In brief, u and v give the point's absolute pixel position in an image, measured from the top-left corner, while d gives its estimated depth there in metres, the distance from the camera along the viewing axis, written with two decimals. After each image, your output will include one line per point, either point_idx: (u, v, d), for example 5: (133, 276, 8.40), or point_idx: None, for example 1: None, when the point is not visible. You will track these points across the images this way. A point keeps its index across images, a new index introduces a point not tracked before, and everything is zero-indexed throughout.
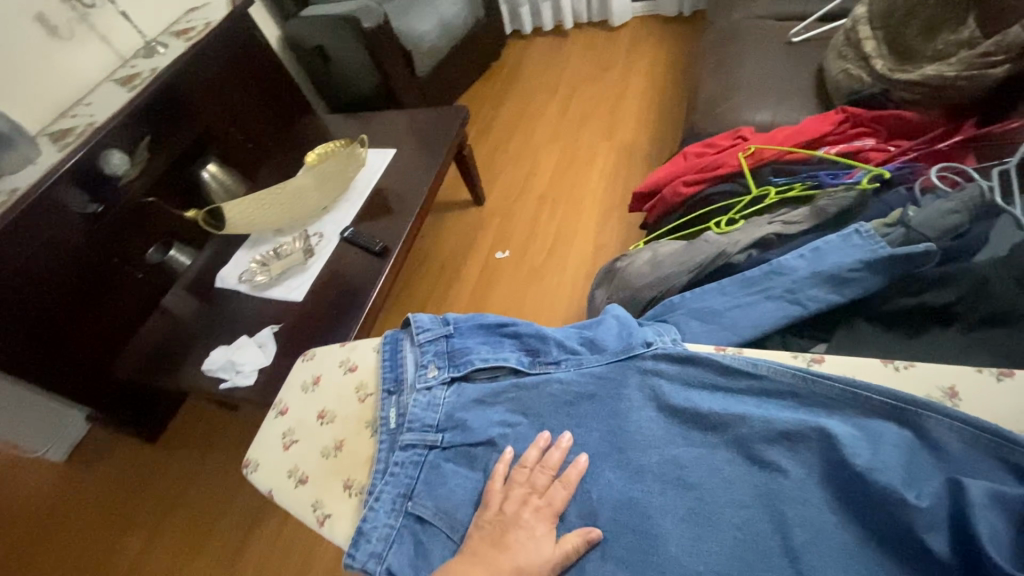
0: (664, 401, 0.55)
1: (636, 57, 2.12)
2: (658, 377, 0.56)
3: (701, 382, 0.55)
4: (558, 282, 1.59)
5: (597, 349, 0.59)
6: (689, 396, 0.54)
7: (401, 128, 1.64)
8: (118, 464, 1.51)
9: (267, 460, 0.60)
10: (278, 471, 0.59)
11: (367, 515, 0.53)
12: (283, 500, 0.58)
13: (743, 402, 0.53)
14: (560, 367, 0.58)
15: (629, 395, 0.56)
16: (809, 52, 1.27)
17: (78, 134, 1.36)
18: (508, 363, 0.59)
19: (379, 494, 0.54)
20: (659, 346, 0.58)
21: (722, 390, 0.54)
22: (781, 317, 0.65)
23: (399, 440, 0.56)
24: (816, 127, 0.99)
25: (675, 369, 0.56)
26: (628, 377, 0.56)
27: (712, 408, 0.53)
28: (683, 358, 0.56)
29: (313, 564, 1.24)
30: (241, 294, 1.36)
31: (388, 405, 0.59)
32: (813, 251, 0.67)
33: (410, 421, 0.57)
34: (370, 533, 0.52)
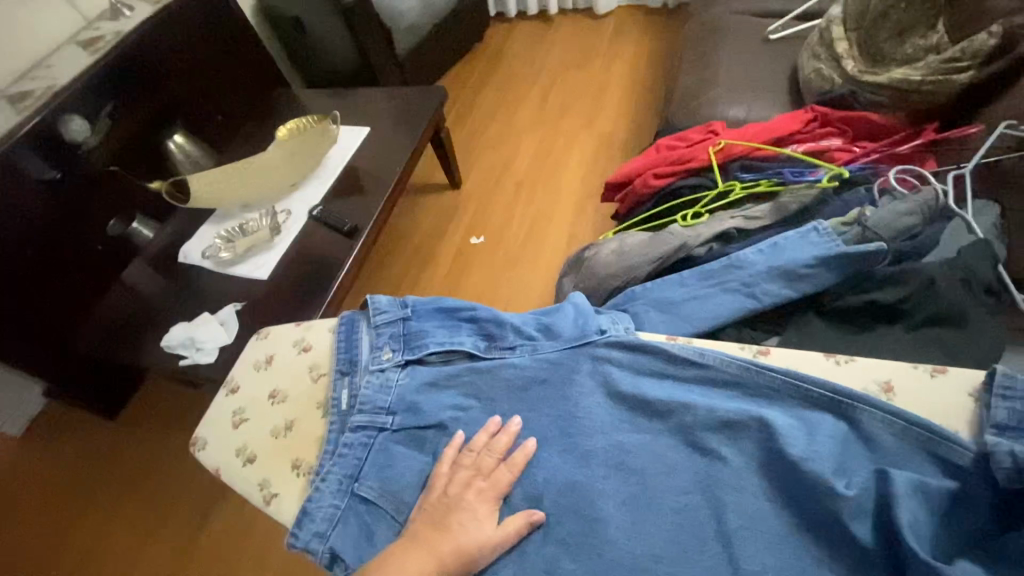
0: (613, 387, 0.56)
1: (619, 46, 2.11)
2: (609, 364, 0.57)
3: (650, 370, 0.56)
4: (531, 270, 1.59)
5: (553, 335, 0.59)
6: (638, 383, 0.56)
7: (376, 106, 1.60)
8: (77, 442, 1.48)
9: (213, 438, 0.58)
10: (224, 450, 0.57)
11: (312, 495, 0.52)
12: (230, 478, 0.56)
13: (689, 390, 0.55)
14: (516, 352, 0.58)
15: (579, 380, 0.56)
16: (786, 49, 1.28)
17: (38, 96, 1.31)
18: (464, 348, 0.59)
19: (325, 474, 0.53)
20: (612, 334, 0.58)
21: (670, 378, 0.56)
22: (737, 309, 0.66)
23: (349, 421, 0.55)
24: (785, 124, 1.00)
25: (626, 356, 0.57)
26: (580, 363, 0.57)
27: (659, 395, 0.54)
28: (634, 346, 0.57)
29: (275, 543, 1.23)
30: (204, 270, 1.32)
31: (341, 386, 0.58)
32: (771, 246, 0.69)
33: (361, 402, 0.56)
34: (313, 513, 0.51)
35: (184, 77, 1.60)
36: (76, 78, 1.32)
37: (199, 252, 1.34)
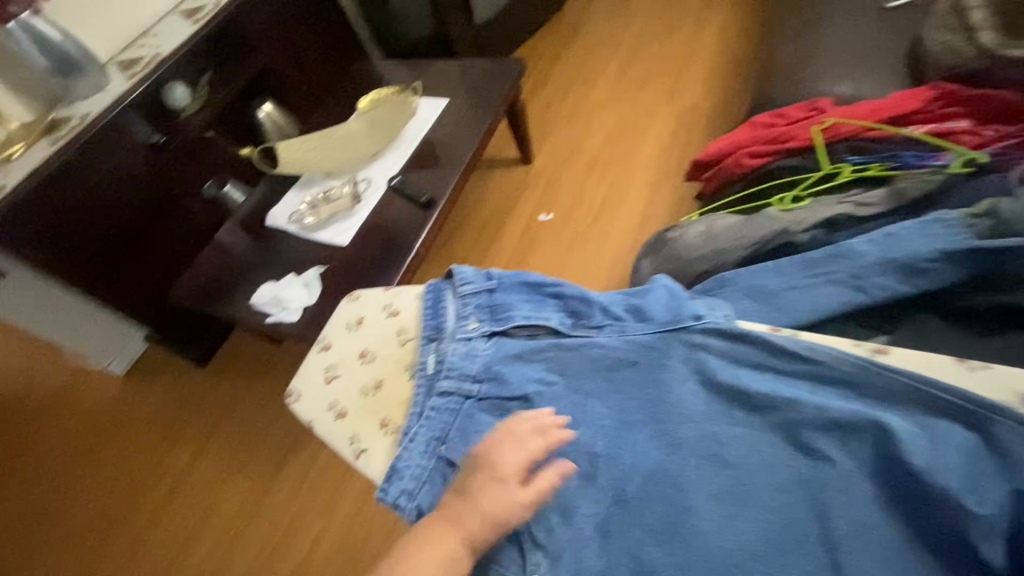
0: (711, 376, 0.55)
1: (707, 17, 1.99)
2: (708, 352, 0.56)
3: (752, 362, 0.55)
4: (600, 250, 1.56)
5: (643, 317, 0.58)
6: (738, 374, 0.55)
7: (453, 77, 1.60)
8: (170, 383, 1.62)
9: (305, 392, 0.61)
10: (317, 403, 0.61)
11: (401, 454, 0.55)
12: (323, 431, 0.60)
13: (794, 385, 0.54)
14: (603, 331, 0.58)
15: (674, 366, 0.56)
16: (907, 19, 1.15)
17: (144, 65, 1.44)
18: (549, 323, 0.59)
19: (414, 435, 0.56)
20: (711, 320, 0.57)
21: (773, 371, 0.55)
22: (840, 302, 0.61)
23: (436, 386, 0.57)
24: (904, 101, 0.90)
25: (725, 345, 0.56)
26: (676, 348, 0.56)
27: (761, 388, 0.54)
28: (733, 335, 0.56)
29: (344, 494, 1.32)
30: (289, 234, 1.39)
31: (427, 351, 0.59)
32: (885, 236, 0.63)
33: (448, 368, 0.57)
34: (403, 471, 0.55)
35: (275, 47, 1.67)
36: (178, 49, 1.46)
37: (286, 217, 1.42)
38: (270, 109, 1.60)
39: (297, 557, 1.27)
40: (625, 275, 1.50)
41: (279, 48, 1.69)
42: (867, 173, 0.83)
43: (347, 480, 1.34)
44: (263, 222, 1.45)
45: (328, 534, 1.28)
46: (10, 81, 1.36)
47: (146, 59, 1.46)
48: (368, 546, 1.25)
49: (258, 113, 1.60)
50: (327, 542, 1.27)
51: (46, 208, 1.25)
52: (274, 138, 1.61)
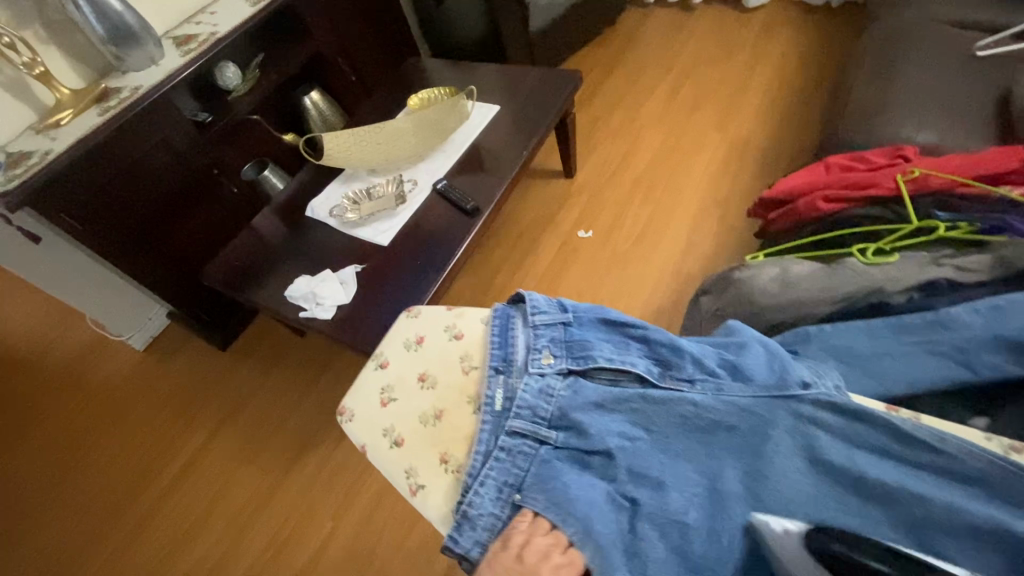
0: (823, 456, 0.49)
1: (767, 44, 1.93)
2: (820, 428, 0.50)
3: (871, 446, 0.50)
4: (640, 274, 1.52)
5: (743, 378, 0.54)
6: (855, 458, 0.49)
7: (506, 83, 1.56)
8: (189, 363, 1.60)
9: (364, 413, 0.62)
10: (375, 427, 0.61)
11: (473, 500, 0.52)
12: (376, 457, 0.60)
13: (920, 479, 0.48)
14: (695, 387, 0.53)
15: (780, 439, 0.50)
16: (996, 69, 1.09)
17: (199, 42, 1.42)
18: (634, 369, 0.56)
19: (483, 478, 0.53)
20: (822, 391, 0.52)
21: (897, 460, 0.49)
22: (940, 377, 0.57)
23: (506, 425, 0.54)
24: (1001, 157, 0.84)
25: (840, 422, 0.50)
26: (784, 417, 0.51)
27: (888, 480, 0.48)
28: (847, 411, 0.50)
29: (357, 499, 1.28)
30: (329, 228, 1.36)
31: (495, 383, 0.58)
32: (992, 307, 0.58)
33: (519, 406, 0.55)
34: (475, 519, 0.52)
35: (330, 34, 1.66)
36: (234, 29, 1.44)
37: (326, 210, 1.39)
38: (316, 98, 1.57)
39: (303, 560, 1.23)
40: (664, 302, 1.45)
41: (331, 36, 1.66)
42: (961, 232, 0.77)
43: (360, 485, 1.30)
44: (301, 213, 1.42)
45: (336, 539, 1.24)
46: (66, 46, 1.34)
47: (201, 36, 1.44)
48: (376, 558, 1.20)
49: (303, 100, 1.57)
50: (335, 547, 1.23)
51: (86, 176, 1.22)
52: (318, 128, 1.59)
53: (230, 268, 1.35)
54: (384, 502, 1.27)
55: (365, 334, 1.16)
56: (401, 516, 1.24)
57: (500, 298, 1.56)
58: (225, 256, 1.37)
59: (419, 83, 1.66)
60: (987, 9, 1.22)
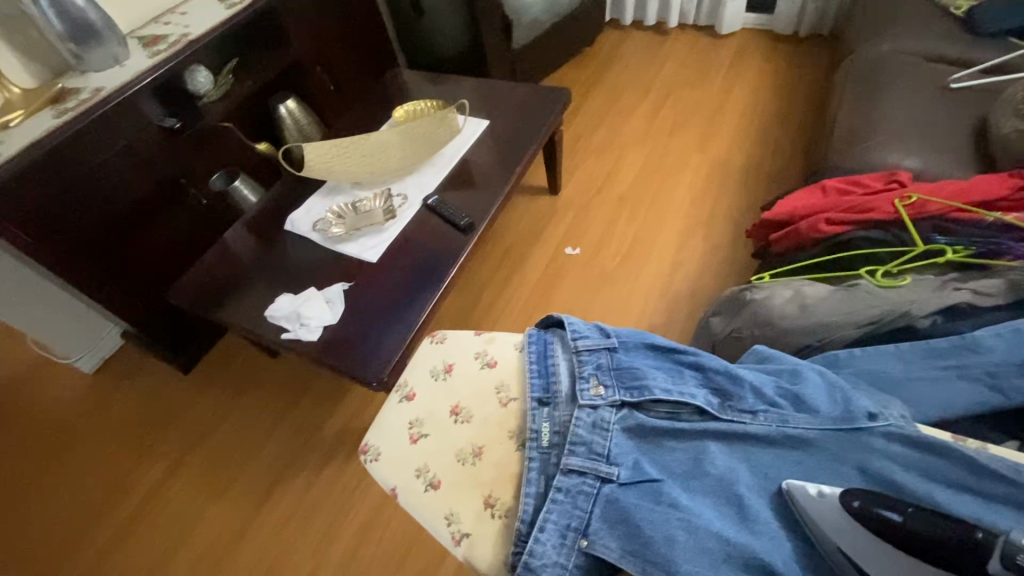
0: (903, 492, 0.52)
1: (741, 70, 2.00)
2: (893, 462, 0.54)
3: (947, 478, 0.52)
4: (630, 291, 1.51)
5: (807, 408, 0.58)
6: (929, 489, 0.52)
7: (496, 98, 1.53)
8: (149, 387, 1.47)
9: (396, 454, 0.72)
10: (409, 468, 0.71)
11: (536, 548, 0.56)
12: (410, 496, 0.69)
13: (1003, 513, 0.50)
14: (756, 418, 0.59)
15: (847, 470, 0.55)
16: (970, 102, 1.16)
17: (169, 43, 1.33)
18: (694, 402, 0.61)
19: (544, 524, 0.57)
20: (891, 423, 0.56)
21: (974, 493, 0.51)
22: (976, 401, 0.59)
23: (565, 463, 0.60)
24: (989, 186, 0.88)
25: (912, 455, 0.54)
26: (855, 450, 0.55)
27: (968, 515, 0.50)
28: (918, 443, 0.54)
29: (340, 534, 1.19)
30: (312, 243, 1.29)
31: (540, 418, 0.66)
32: (1015, 331, 0.62)
33: (576, 443, 0.61)
34: (539, 570, 0.55)
35: (310, 43, 1.60)
36: (208, 33, 1.35)
37: (308, 224, 1.32)
38: (293, 106, 1.49)
39: None
40: (654, 321, 1.45)
41: (311, 45, 1.60)
42: (962, 257, 0.80)
43: (344, 516, 1.21)
44: (279, 226, 1.33)
45: None
46: (17, 42, 1.23)
47: (171, 37, 1.35)
48: None
49: (279, 108, 1.49)
50: None
51: (35, 186, 1.10)
52: (293, 138, 1.51)
53: (201, 285, 1.25)
54: (371, 532, 1.18)
55: (355, 356, 1.09)
56: (390, 546, 1.17)
57: (489, 316, 1.51)
58: (194, 271, 1.28)
59: (403, 95, 1.61)
60: (955, 44, 1.30)
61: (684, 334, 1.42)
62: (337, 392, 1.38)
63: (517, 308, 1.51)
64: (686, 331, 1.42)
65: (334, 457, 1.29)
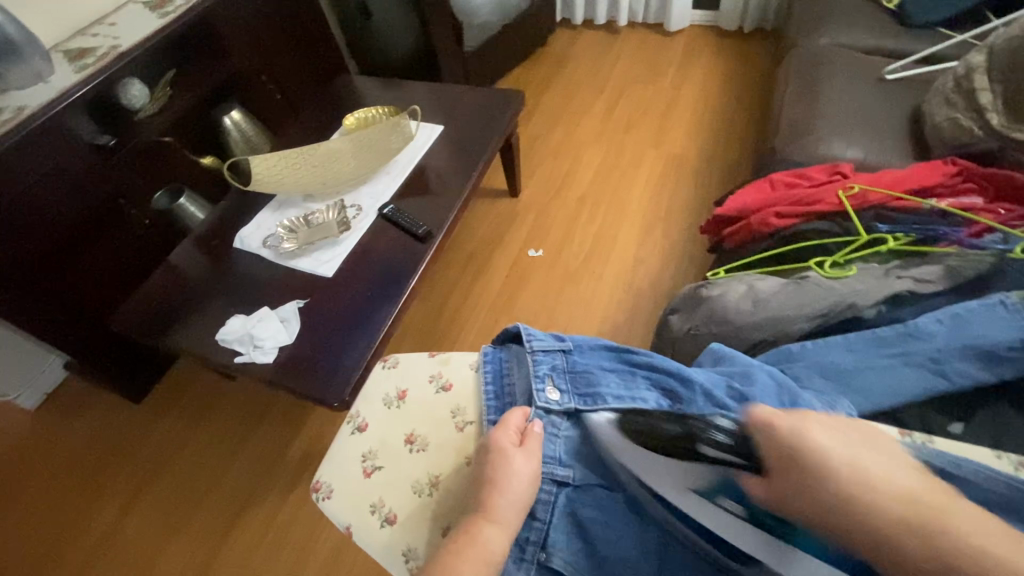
0: None
1: (691, 65, 2.04)
2: None
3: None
4: (594, 291, 1.51)
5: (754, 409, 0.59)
6: None
7: (449, 103, 1.51)
8: (97, 420, 1.38)
9: (349, 491, 0.69)
10: (362, 504, 0.68)
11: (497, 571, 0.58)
12: (364, 533, 0.66)
13: None
14: None
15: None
16: (905, 92, 1.20)
17: (97, 56, 1.25)
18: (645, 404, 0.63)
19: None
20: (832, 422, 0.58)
21: None
22: (919, 388, 0.62)
23: None
24: (925, 174, 0.91)
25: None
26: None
27: None
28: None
29: (309, 562, 1.14)
30: (263, 260, 1.24)
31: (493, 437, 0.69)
32: (953, 317, 0.65)
33: None
34: None
35: (250, 51, 1.54)
36: (141, 43, 1.27)
37: (259, 240, 1.27)
38: (237, 117, 1.43)
39: None
40: (619, 319, 1.46)
41: (253, 52, 1.54)
42: (902, 244, 0.83)
43: (312, 543, 1.17)
44: (228, 244, 1.28)
45: None
46: None
47: (100, 50, 1.27)
48: None
49: (223, 120, 1.43)
50: None
51: None
52: (239, 150, 1.45)
53: (146, 312, 1.18)
54: (343, 557, 1.15)
55: (314, 376, 1.05)
56: (363, 569, 1.13)
57: (454, 324, 1.49)
58: (138, 296, 1.21)
59: (353, 103, 1.57)
60: (889, 36, 1.35)
61: (648, 331, 1.43)
62: (299, 412, 1.33)
63: (482, 314, 1.50)
64: (650, 327, 1.44)
65: (300, 481, 1.24)
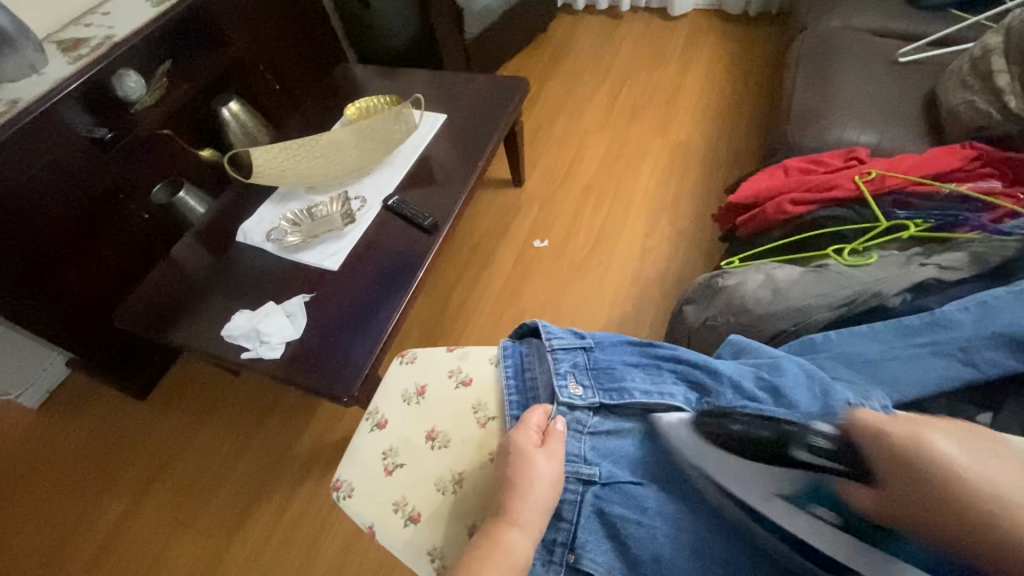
0: None
1: (695, 51, 2.01)
2: None
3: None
4: (600, 281, 1.50)
5: (787, 402, 0.57)
6: None
7: (451, 92, 1.48)
8: (102, 417, 1.37)
9: (371, 489, 0.69)
10: (385, 503, 0.67)
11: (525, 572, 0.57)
12: (388, 532, 0.66)
13: None
14: None
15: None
16: (918, 76, 1.18)
17: (92, 47, 1.22)
18: (672, 398, 0.62)
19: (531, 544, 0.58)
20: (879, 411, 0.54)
21: None
22: (952, 377, 0.60)
23: None
24: (943, 158, 0.90)
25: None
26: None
27: None
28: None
29: (320, 557, 1.14)
30: (267, 254, 1.22)
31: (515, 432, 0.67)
32: (980, 305, 0.63)
33: None
34: None
35: (247, 40, 1.50)
36: (135, 33, 1.24)
37: (261, 233, 1.24)
38: (236, 109, 1.40)
39: None
40: (627, 310, 1.44)
41: (251, 42, 1.51)
42: (924, 230, 0.81)
43: (323, 539, 1.16)
44: (231, 238, 1.26)
45: None
46: None
47: (94, 41, 1.24)
48: None
49: (222, 112, 1.40)
50: None
51: None
52: (239, 142, 1.42)
53: (149, 308, 1.17)
54: (354, 553, 1.14)
55: (322, 372, 1.04)
56: (374, 565, 1.13)
57: (460, 316, 1.48)
58: (140, 292, 1.19)
59: (354, 93, 1.54)
60: (900, 19, 1.32)
61: (656, 321, 1.42)
62: (306, 408, 1.32)
63: (488, 306, 1.48)
64: (659, 317, 1.42)
65: (307, 478, 1.23)
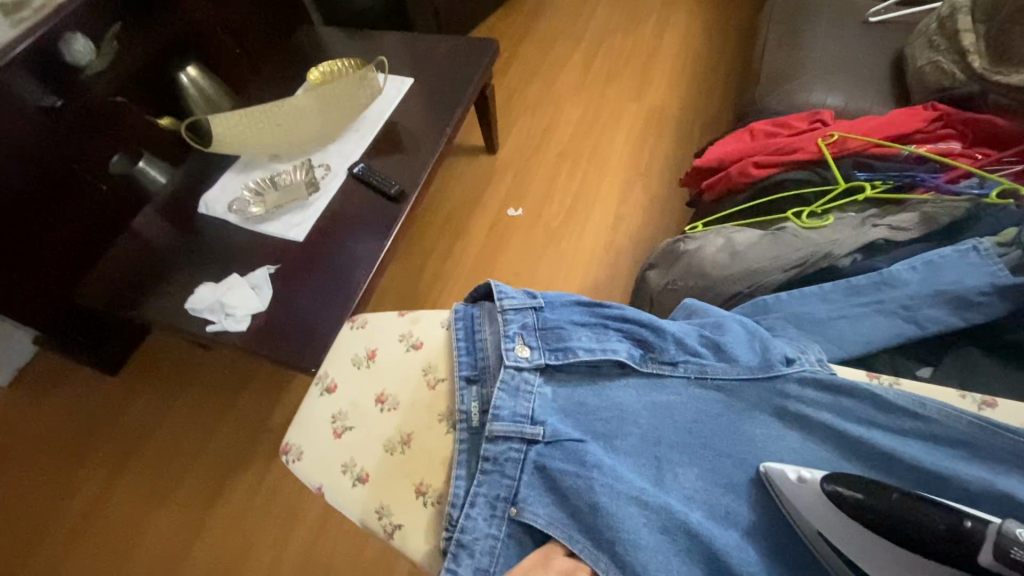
0: (815, 425, 0.58)
1: (671, 12, 1.96)
2: (807, 401, 0.59)
3: (855, 415, 0.57)
4: (573, 250, 1.50)
5: (727, 356, 0.62)
6: (843, 424, 0.57)
7: (419, 55, 1.43)
8: (72, 392, 1.36)
9: (320, 451, 0.71)
10: (334, 463, 0.70)
11: (467, 526, 0.59)
12: (336, 490, 0.68)
13: (910, 444, 0.55)
14: (677, 368, 0.62)
15: (762, 414, 0.59)
16: (888, 36, 1.17)
17: (35, 8, 1.13)
18: (618, 355, 0.64)
19: (475, 500, 0.60)
20: (805, 367, 0.60)
21: (882, 426, 0.56)
22: (893, 333, 0.63)
23: (492, 431, 0.62)
24: (905, 119, 0.90)
25: (822, 393, 0.58)
26: (770, 394, 0.60)
27: (884, 449, 0.55)
28: (830, 384, 0.59)
29: (298, 524, 1.16)
30: (229, 226, 1.19)
31: (467, 391, 0.68)
32: (926, 263, 0.66)
33: (500, 413, 0.62)
34: (470, 545, 0.58)
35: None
36: None
37: (224, 205, 1.21)
38: (195, 74, 1.33)
39: None
40: (599, 277, 1.45)
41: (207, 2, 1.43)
42: (880, 192, 0.82)
43: (302, 507, 1.18)
44: (192, 210, 1.22)
45: (280, 567, 1.13)
46: None
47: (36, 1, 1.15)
48: None
49: (179, 77, 1.33)
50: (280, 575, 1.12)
51: None
52: (199, 109, 1.35)
53: (111, 283, 1.14)
54: (329, 523, 1.16)
55: (289, 344, 1.03)
56: (350, 532, 1.15)
57: (434, 287, 1.47)
58: (102, 267, 1.16)
59: (317, 56, 1.48)
60: None
61: (628, 287, 1.43)
62: (280, 381, 1.32)
63: (461, 277, 1.48)
64: (631, 284, 1.43)
65: None
